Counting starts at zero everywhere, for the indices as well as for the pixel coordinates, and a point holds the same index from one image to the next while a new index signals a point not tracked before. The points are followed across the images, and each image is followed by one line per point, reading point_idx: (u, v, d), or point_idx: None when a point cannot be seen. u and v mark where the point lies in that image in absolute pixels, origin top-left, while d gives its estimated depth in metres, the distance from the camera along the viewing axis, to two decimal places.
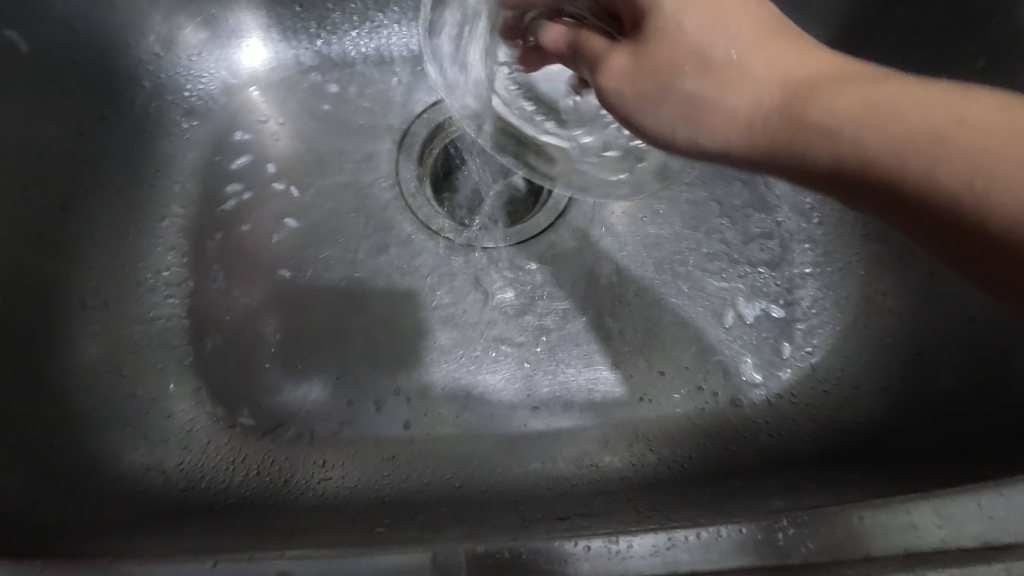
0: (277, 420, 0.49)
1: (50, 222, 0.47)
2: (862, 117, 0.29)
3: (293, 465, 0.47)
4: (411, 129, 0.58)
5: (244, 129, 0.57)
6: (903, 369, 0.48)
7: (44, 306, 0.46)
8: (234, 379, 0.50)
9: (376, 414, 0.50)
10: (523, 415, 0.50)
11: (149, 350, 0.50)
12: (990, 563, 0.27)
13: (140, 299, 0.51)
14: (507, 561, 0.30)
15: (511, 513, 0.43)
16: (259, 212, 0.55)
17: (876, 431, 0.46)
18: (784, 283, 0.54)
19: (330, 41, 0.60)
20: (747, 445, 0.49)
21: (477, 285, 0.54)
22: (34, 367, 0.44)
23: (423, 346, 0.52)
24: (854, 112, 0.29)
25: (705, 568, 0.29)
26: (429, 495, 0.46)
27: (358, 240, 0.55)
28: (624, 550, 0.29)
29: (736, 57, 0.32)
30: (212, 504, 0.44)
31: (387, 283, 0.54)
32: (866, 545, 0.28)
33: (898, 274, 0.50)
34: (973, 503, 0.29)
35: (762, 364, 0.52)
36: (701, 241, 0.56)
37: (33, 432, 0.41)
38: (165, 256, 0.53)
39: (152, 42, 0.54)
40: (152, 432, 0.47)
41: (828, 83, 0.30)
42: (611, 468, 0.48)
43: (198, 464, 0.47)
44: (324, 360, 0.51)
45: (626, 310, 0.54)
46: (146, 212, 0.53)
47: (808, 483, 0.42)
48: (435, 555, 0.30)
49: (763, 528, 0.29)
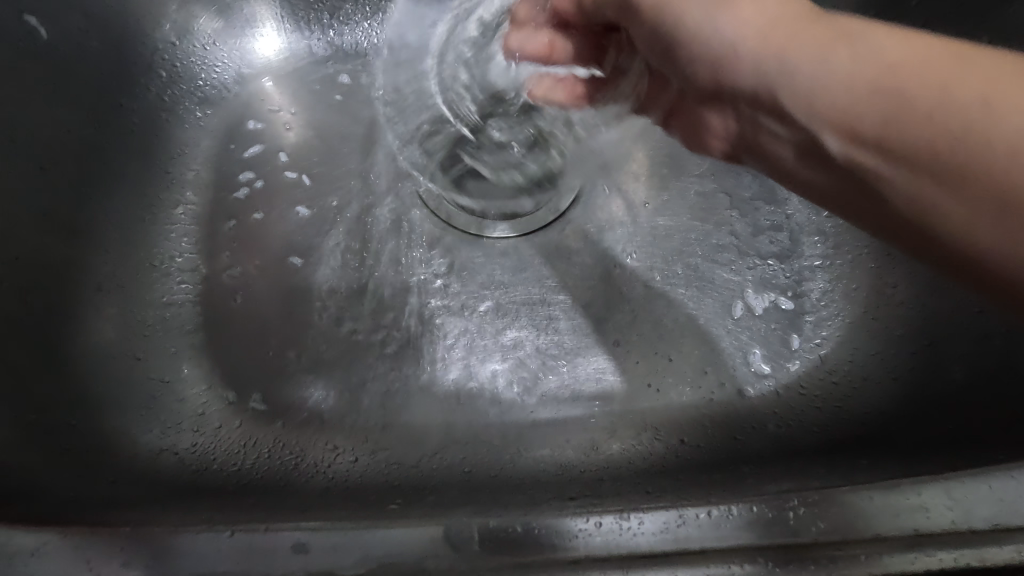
0: (288, 405, 0.50)
1: (68, 206, 0.48)
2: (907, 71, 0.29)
3: (304, 448, 0.48)
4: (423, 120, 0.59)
5: (257, 118, 0.58)
6: (913, 360, 0.48)
7: (61, 288, 0.46)
8: (246, 363, 0.51)
9: (387, 402, 0.50)
10: (532, 403, 0.50)
11: (162, 334, 0.50)
12: (1001, 545, 0.27)
13: (154, 284, 0.51)
14: (518, 535, 0.30)
15: (520, 496, 0.43)
16: (271, 200, 0.56)
17: (886, 421, 0.46)
18: (794, 275, 0.54)
19: (342, 31, 0.60)
20: (756, 434, 0.49)
21: (488, 274, 0.55)
22: (53, 347, 0.45)
23: (433, 334, 0.53)
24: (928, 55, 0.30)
25: (716, 547, 0.29)
26: (438, 479, 0.47)
27: (369, 228, 0.55)
28: (634, 527, 0.30)
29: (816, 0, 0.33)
30: (224, 485, 0.45)
31: (398, 271, 0.54)
32: (876, 524, 0.29)
33: (908, 265, 0.50)
34: (984, 484, 0.29)
35: (771, 355, 0.52)
36: (711, 233, 0.56)
37: (52, 410, 0.42)
38: (179, 242, 0.53)
39: (167, 31, 0.55)
40: (166, 414, 0.48)
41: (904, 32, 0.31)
42: (619, 455, 0.48)
43: (210, 446, 0.47)
44: (335, 347, 0.52)
45: (635, 301, 0.54)
46: (160, 199, 0.54)
47: (817, 470, 0.42)
48: (447, 529, 0.30)
49: (773, 507, 0.29)
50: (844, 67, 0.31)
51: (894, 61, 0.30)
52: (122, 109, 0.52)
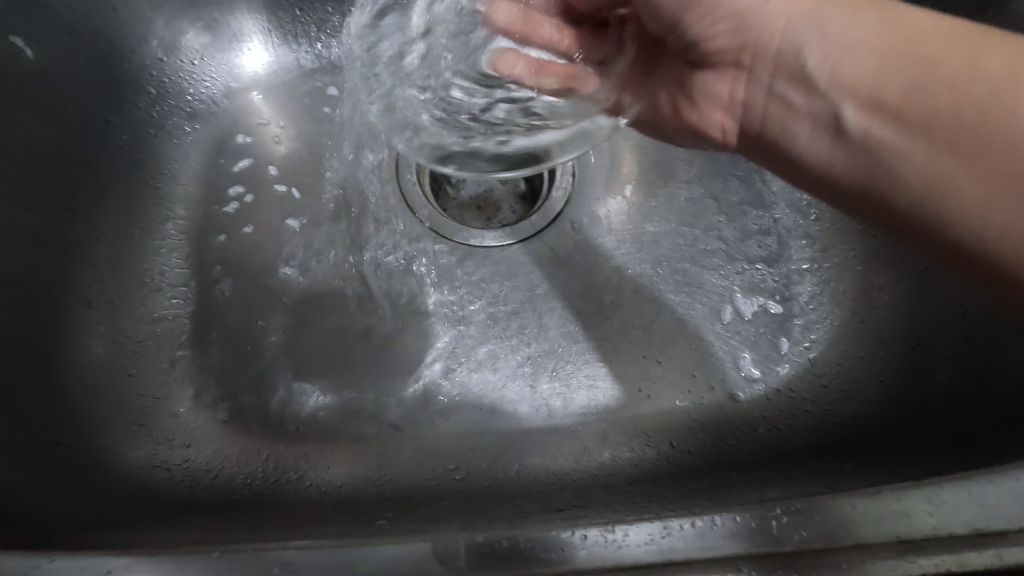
0: (280, 418, 0.50)
1: (57, 224, 0.48)
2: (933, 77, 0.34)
3: (297, 461, 0.48)
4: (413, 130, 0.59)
5: (246, 132, 0.58)
6: (900, 362, 0.48)
7: (51, 307, 0.46)
8: (238, 378, 0.51)
9: (378, 413, 0.50)
10: (523, 411, 0.51)
11: (153, 350, 0.50)
12: (980, 550, 0.28)
13: (145, 299, 0.52)
14: (505, 550, 0.30)
15: (512, 506, 0.44)
16: (260, 213, 0.56)
17: (873, 424, 0.47)
18: (782, 279, 0.54)
19: (329, 44, 0.60)
20: (746, 439, 0.49)
21: (478, 284, 0.55)
22: (42, 367, 0.45)
23: (424, 345, 0.53)
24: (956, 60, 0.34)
25: (701, 557, 0.29)
26: (431, 490, 0.47)
27: (359, 240, 0.56)
28: (619, 540, 0.30)
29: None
30: (217, 500, 0.45)
31: (388, 282, 0.55)
32: (859, 532, 0.29)
33: (894, 268, 0.50)
34: (964, 490, 0.29)
35: (760, 359, 0.52)
36: (699, 238, 0.56)
37: (41, 430, 0.42)
38: (169, 257, 0.53)
39: (154, 47, 0.55)
40: (158, 430, 0.48)
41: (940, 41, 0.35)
42: (610, 463, 0.48)
43: (203, 462, 0.48)
44: (327, 360, 0.52)
45: (625, 307, 0.54)
46: (150, 214, 0.54)
47: (804, 475, 0.42)
48: (435, 545, 0.31)
49: (757, 517, 0.30)
50: (879, 47, 0.36)
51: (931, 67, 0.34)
52: (110, 125, 0.53)
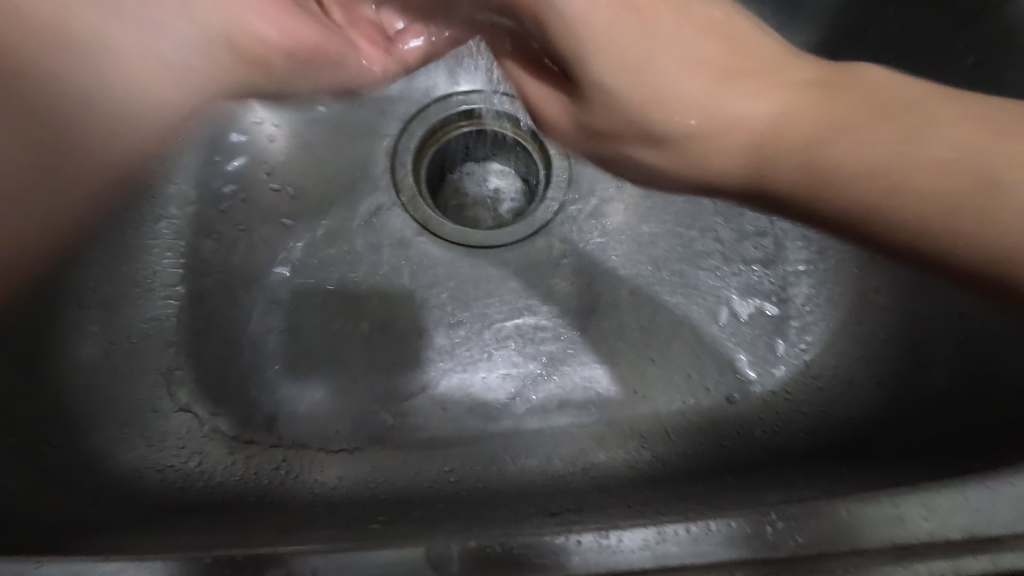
0: (274, 420, 0.49)
1: None
2: (861, 144, 0.33)
3: (291, 464, 0.48)
4: (409, 129, 0.58)
5: (240, 130, 0.56)
6: (896, 365, 0.48)
7: (44, 310, 0.47)
8: (233, 379, 0.50)
9: (372, 414, 0.50)
10: (519, 413, 0.50)
11: (145, 350, 0.50)
12: (976, 556, 0.28)
13: (137, 299, 0.51)
14: (499, 555, 0.30)
15: (507, 509, 0.43)
16: (254, 213, 0.55)
17: (870, 428, 0.47)
18: (778, 281, 0.54)
19: None
20: (742, 441, 0.49)
21: (474, 285, 0.55)
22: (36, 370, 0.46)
23: (419, 346, 0.52)
24: (871, 156, 0.33)
25: (696, 562, 0.29)
26: (425, 492, 0.47)
27: (354, 239, 0.55)
28: (614, 545, 0.30)
29: (709, 116, 0.32)
30: (211, 503, 0.45)
31: (384, 283, 0.54)
32: (855, 538, 0.29)
33: (892, 271, 0.50)
34: (960, 496, 0.29)
35: (756, 361, 0.52)
36: (696, 239, 0.56)
37: (34, 432, 0.44)
38: (161, 257, 0.53)
39: None
40: (149, 432, 0.48)
41: (837, 127, 0.33)
42: (605, 465, 0.48)
43: (195, 464, 0.47)
44: (322, 361, 0.52)
45: (621, 309, 0.54)
46: (142, 213, 0.53)
47: (800, 479, 0.42)
48: (428, 550, 0.30)
49: (752, 522, 0.30)
50: (863, 119, 0.33)
51: (866, 167, 0.33)
52: None
